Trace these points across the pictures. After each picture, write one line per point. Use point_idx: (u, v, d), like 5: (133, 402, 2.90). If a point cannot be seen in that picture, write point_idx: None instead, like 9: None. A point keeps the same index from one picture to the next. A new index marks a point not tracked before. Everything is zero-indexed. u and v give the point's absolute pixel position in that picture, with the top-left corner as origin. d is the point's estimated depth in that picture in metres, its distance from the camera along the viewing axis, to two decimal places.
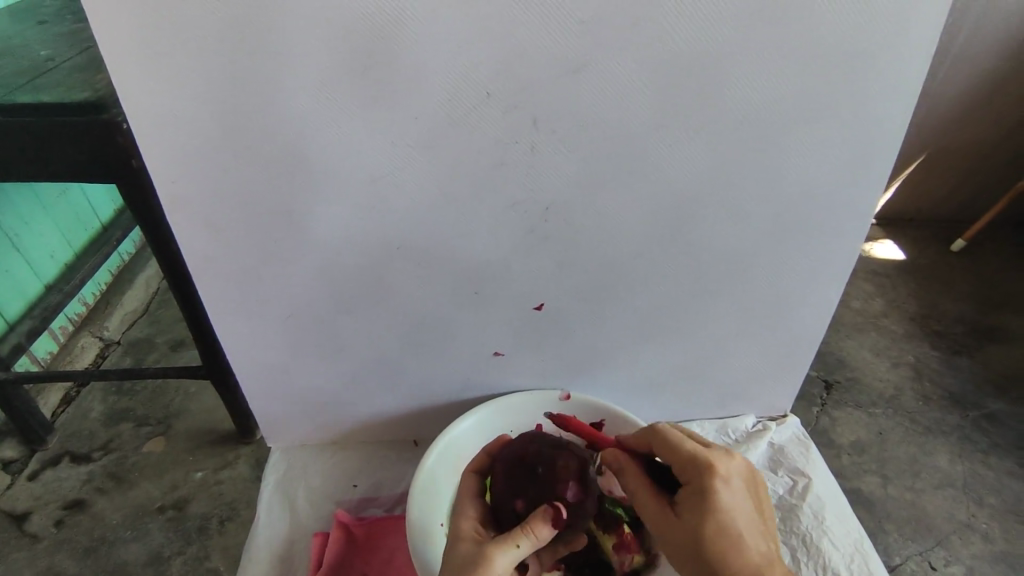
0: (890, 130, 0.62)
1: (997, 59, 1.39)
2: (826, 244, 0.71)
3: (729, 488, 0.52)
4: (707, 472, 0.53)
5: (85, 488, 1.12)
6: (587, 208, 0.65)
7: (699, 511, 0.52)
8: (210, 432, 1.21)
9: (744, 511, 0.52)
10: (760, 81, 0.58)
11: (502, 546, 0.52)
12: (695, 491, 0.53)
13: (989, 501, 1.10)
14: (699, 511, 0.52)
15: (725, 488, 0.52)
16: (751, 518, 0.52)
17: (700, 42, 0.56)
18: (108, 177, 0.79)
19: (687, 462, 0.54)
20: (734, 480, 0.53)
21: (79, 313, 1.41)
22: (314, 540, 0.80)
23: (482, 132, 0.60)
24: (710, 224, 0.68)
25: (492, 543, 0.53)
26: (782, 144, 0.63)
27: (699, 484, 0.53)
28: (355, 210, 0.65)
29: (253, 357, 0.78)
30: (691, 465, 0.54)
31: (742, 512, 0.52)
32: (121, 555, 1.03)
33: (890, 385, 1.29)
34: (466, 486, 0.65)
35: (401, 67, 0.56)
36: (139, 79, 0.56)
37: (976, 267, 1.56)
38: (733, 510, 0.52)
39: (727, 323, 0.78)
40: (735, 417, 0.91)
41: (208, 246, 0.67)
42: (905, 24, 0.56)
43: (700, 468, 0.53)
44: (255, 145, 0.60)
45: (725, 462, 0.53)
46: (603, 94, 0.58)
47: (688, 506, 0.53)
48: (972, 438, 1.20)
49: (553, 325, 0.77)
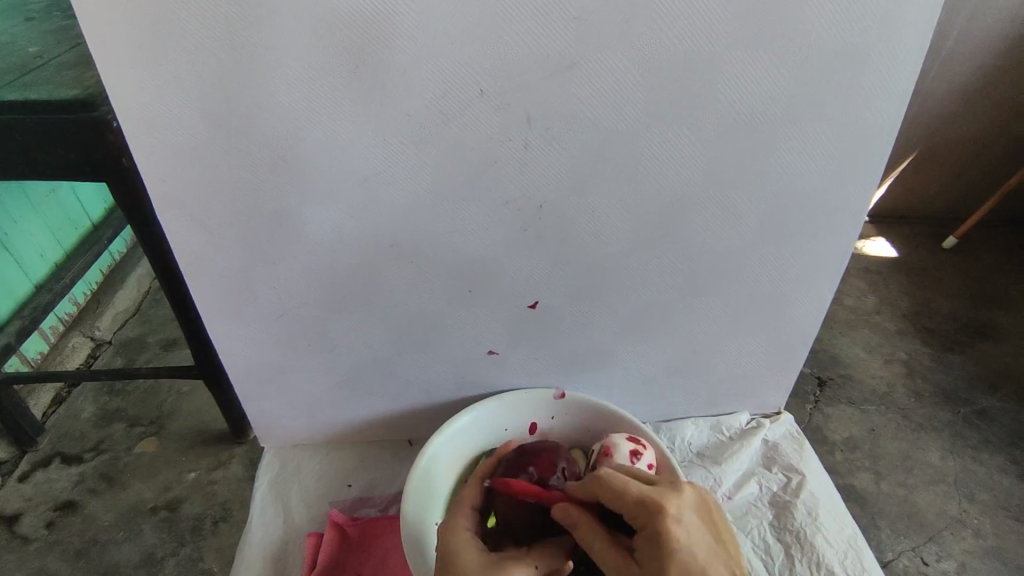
0: (881, 129, 0.63)
1: (987, 58, 1.40)
2: (819, 242, 0.71)
3: (682, 524, 0.50)
4: (659, 513, 0.51)
5: (77, 489, 1.12)
6: (580, 206, 0.65)
7: (657, 560, 0.49)
8: (203, 433, 1.20)
9: (704, 544, 0.50)
10: (753, 78, 0.58)
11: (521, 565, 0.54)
12: (651, 536, 0.51)
13: (980, 497, 1.11)
14: (657, 557, 0.49)
15: (678, 526, 0.50)
16: (711, 551, 0.50)
17: (690, 41, 0.56)
18: (97, 176, 0.78)
19: (636, 506, 0.52)
20: (686, 515, 0.51)
21: (69, 313, 1.40)
22: (308, 541, 0.80)
23: (474, 131, 0.60)
24: (703, 222, 0.68)
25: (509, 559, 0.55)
26: (774, 142, 0.63)
27: (653, 528, 0.51)
28: (347, 209, 0.65)
29: (245, 356, 0.78)
30: (640, 508, 0.52)
31: (702, 547, 0.50)
32: (113, 557, 1.03)
33: (883, 382, 1.29)
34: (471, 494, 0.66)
35: (391, 64, 0.55)
36: (127, 76, 0.56)
37: (967, 264, 1.57)
38: (690, 546, 0.50)
39: (721, 321, 0.78)
40: (728, 415, 0.91)
41: (200, 245, 0.67)
42: (896, 22, 0.56)
43: (651, 510, 0.51)
44: (245, 143, 0.60)
45: (673, 499, 0.52)
46: (595, 91, 0.58)
47: (646, 556, 0.50)
48: (964, 434, 1.21)
49: (547, 324, 0.76)
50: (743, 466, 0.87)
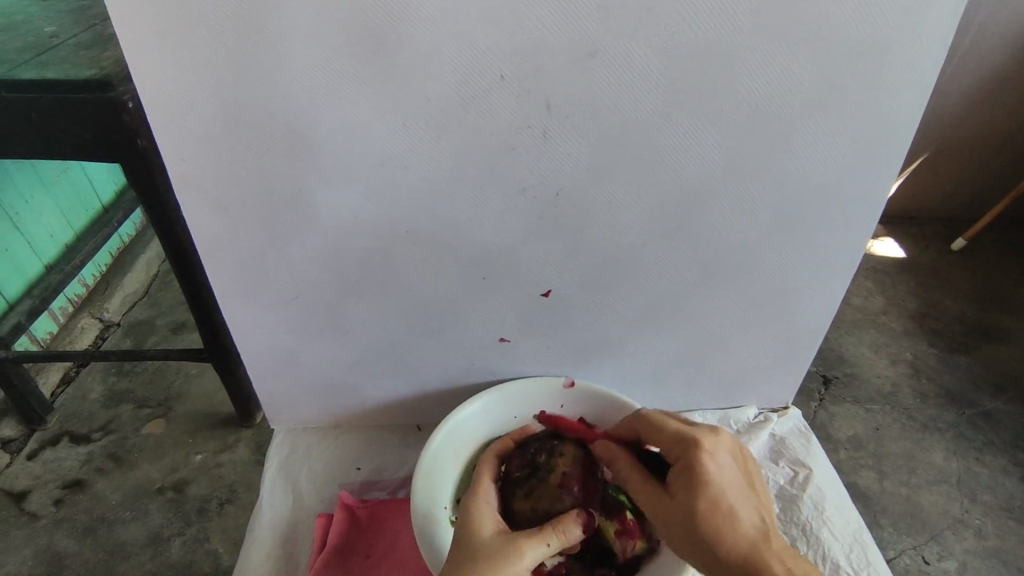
0: (899, 123, 0.62)
1: (1004, 57, 1.39)
2: (832, 238, 0.71)
3: (717, 461, 0.54)
4: (695, 446, 0.55)
5: (84, 468, 1.13)
6: (595, 196, 0.66)
7: (691, 489, 0.54)
8: (210, 416, 1.21)
9: (735, 483, 0.54)
10: (774, 70, 0.58)
11: (532, 543, 0.55)
12: (685, 467, 0.55)
13: (983, 498, 1.12)
14: (689, 486, 0.54)
15: (713, 460, 0.54)
16: (742, 492, 0.54)
17: (713, 31, 0.55)
18: (112, 155, 0.80)
19: (677, 442, 0.58)
20: (721, 454, 0.55)
21: (79, 294, 1.41)
22: (318, 520, 0.81)
23: (495, 116, 0.60)
24: (717, 215, 0.68)
25: (521, 535, 0.56)
26: (793, 136, 0.63)
27: (687, 460, 0.55)
28: (364, 194, 0.65)
29: (258, 339, 0.78)
30: (680, 444, 0.57)
31: (732, 484, 0.54)
32: (119, 535, 1.04)
33: (889, 382, 1.29)
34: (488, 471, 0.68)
35: (412, 50, 0.56)
36: (150, 56, 0.56)
37: (976, 266, 1.56)
38: (723, 481, 0.53)
39: (731, 314, 0.79)
40: (737, 408, 0.91)
41: (216, 226, 0.67)
42: (919, 16, 0.56)
43: (687, 444, 0.56)
44: (263, 125, 0.60)
45: (711, 438, 0.56)
46: (616, 78, 0.58)
47: (680, 484, 0.55)
48: (968, 435, 1.21)
49: (560, 313, 0.77)
50: None
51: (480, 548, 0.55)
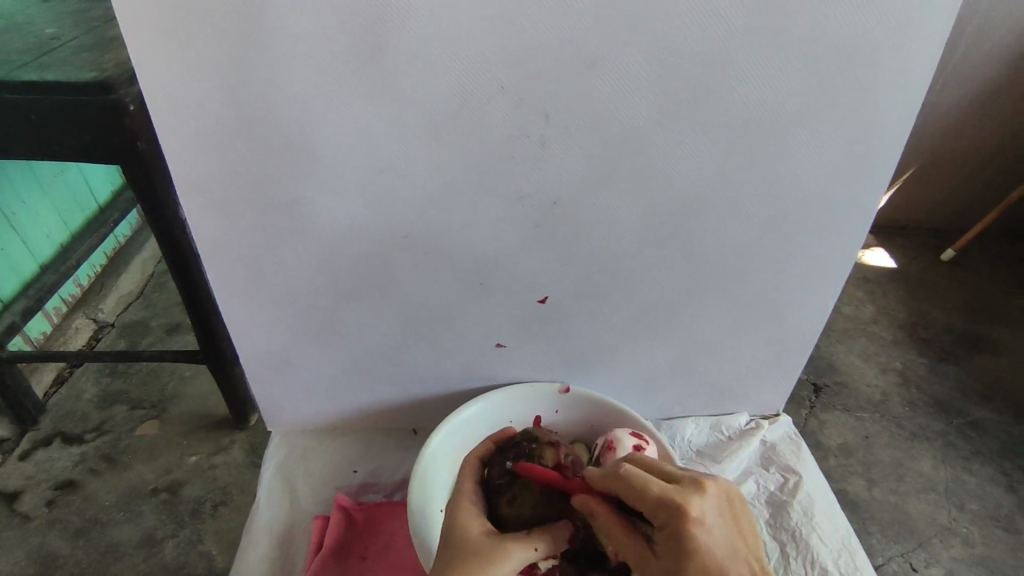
0: (889, 138, 0.64)
1: (992, 71, 1.42)
2: (824, 248, 0.72)
3: (706, 528, 0.50)
4: (683, 517, 0.50)
5: (78, 469, 1.13)
6: (592, 205, 0.67)
7: (682, 560, 0.49)
8: (204, 418, 1.21)
9: (723, 543, 0.50)
10: (767, 85, 0.60)
11: (519, 544, 0.54)
12: (672, 536, 0.50)
13: (970, 506, 1.13)
14: (678, 560, 0.50)
15: (702, 529, 0.50)
16: (731, 551, 0.51)
17: (708, 48, 0.57)
18: (110, 157, 0.81)
19: (658, 505, 0.51)
20: (709, 518, 0.50)
21: (73, 295, 1.41)
22: (315, 522, 0.81)
23: (496, 127, 0.61)
24: (712, 225, 0.69)
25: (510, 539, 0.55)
26: (786, 150, 0.64)
27: (675, 532, 0.50)
28: (365, 200, 0.66)
29: (257, 342, 0.79)
30: (663, 509, 0.51)
31: (723, 545, 0.50)
32: (113, 537, 1.04)
33: (879, 391, 1.31)
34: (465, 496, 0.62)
35: (416, 61, 0.57)
36: (158, 63, 0.57)
37: (965, 277, 1.59)
38: (713, 550, 0.49)
39: (724, 322, 0.80)
40: (728, 415, 0.93)
41: (218, 230, 0.68)
42: (908, 36, 0.58)
43: (673, 513, 0.50)
44: (267, 131, 0.61)
45: (696, 501, 0.51)
46: (613, 91, 0.59)
47: (666, 554, 0.50)
48: (956, 444, 1.23)
49: (556, 320, 0.78)
50: (741, 465, 0.89)
51: (467, 546, 0.55)
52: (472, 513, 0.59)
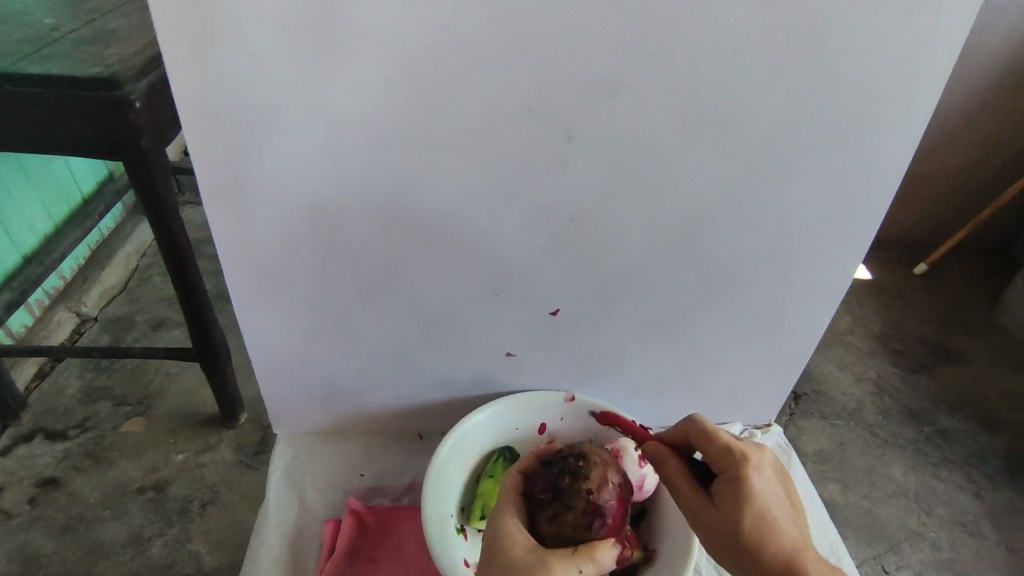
0: (890, 166, 0.67)
1: (966, 95, 1.49)
2: (820, 267, 0.76)
3: (762, 475, 0.57)
4: (743, 460, 0.57)
5: (61, 466, 1.12)
6: (606, 221, 0.69)
7: (739, 499, 0.56)
8: (192, 416, 1.21)
9: (777, 497, 0.56)
10: (780, 114, 0.62)
11: (563, 567, 0.57)
12: (731, 478, 0.57)
13: (938, 512, 1.19)
14: (736, 497, 0.56)
15: (758, 474, 0.57)
16: (785, 509, 0.56)
17: (727, 78, 0.60)
18: (113, 154, 0.81)
19: (723, 452, 0.59)
20: (766, 471, 0.58)
21: (56, 288, 1.38)
22: (327, 526, 0.85)
23: (522, 143, 0.63)
24: (717, 243, 0.72)
25: (553, 558, 0.58)
26: (792, 175, 0.67)
27: (734, 472, 0.57)
28: (384, 211, 0.67)
29: (267, 343, 0.80)
30: (725, 455, 0.59)
31: (776, 497, 0.56)
32: (99, 535, 1.03)
33: (854, 399, 1.37)
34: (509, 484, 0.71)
35: (447, 79, 0.58)
36: (190, 71, 0.58)
37: (937, 291, 1.65)
38: (768, 497, 0.56)
39: (723, 335, 0.83)
40: (723, 425, 0.96)
41: (238, 235, 0.69)
42: (915, 74, 0.61)
43: (734, 456, 0.58)
44: (295, 141, 0.62)
45: (757, 454, 0.59)
46: (635, 115, 0.61)
47: (725, 494, 0.57)
48: (926, 452, 1.28)
49: (564, 329, 0.81)
50: None
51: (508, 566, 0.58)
52: (513, 525, 0.64)
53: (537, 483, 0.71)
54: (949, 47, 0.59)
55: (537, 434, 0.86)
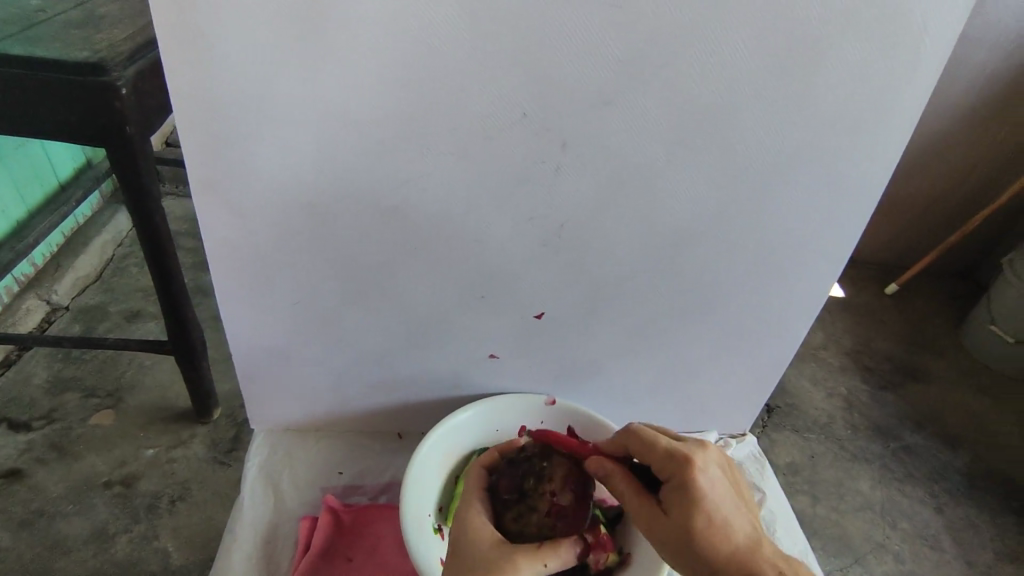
0: (868, 187, 0.69)
1: (941, 124, 1.54)
2: (798, 282, 0.78)
3: (708, 476, 0.56)
4: (686, 465, 0.57)
5: (24, 457, 1.09)
6: (594, 228, 0.70)
7: (685, 505, 0.55)
8: (164, 410, 1.18)
9: (724, 495, 0.56)
10: (766, 132, 0.64)
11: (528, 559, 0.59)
12: (676, 484, 0.57)
13: (902, 525, 1.22)
14: (684, 504, 0.55)
15: (703, 476, 0.56)
16: (732, 502, 0.56)
17: (717, 96, 0.61)
18: (97, 141, 0.80)
19: (666, 458, 0.58)
20: (711, 469, 0.57)
21: (27, 275, 1.35)
22: (302, 524, 0.84)
23: (515, 149, 0.64)
24: (702, 256, 0.74)
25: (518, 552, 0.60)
26: (775, 192, 0.69)
27: (679, 479, 0.56)
28: (375, 209, 0.67)
29: (250, 338, 0.80)
30: (670, 461, 0.58)
31: (723, 494, 0.56)
32: (62, 530, 1.01)
33: (825, 413, 1.40)
34: (472, 483, 0.72)
35: (445, 83, 0.59)
36: (185, 62, 0.57)
37: (906, 311, 1.70)
38: (715, 496, 0.56)
39: (703, 345, 0.85)
40: (700, 433, 0.98)
41: (226, 228, 0.69)
42: (896, 99, 0.63)
43: (678, 461, 0.57)
44: (288, 136, 0.62)
45: (700, 455, 0.58)
46: (626, 127, 0.63)
47: (672, 501, 0.57)
48: (892, 467, 1.32)
49: (547, 333, 0.81)
50: None
51: (476, 561, 0.59)
52: (482, 524, 0.64)
53: (501, 480, 0.72)
54: (933, 64, 0.61)
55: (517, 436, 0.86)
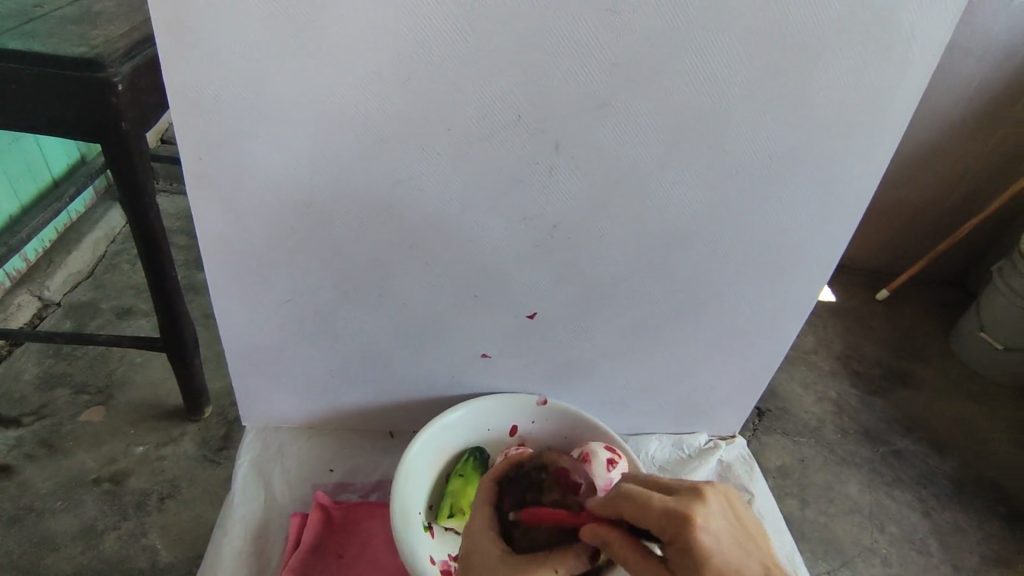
0: (858, 192, 0.70)
1: (932, 132, 1.55)
2: (787, 286, 0.79)
3: (710, 532, 0.52)
4: (686, 528, 0.52)
5: (13, 453, 1.08)
6: (587, 230, 0.71)
7: (691, 567, 0.51)
8: (155, 407, 1.18)
9: (731, 545, 0.52)
10: (757, 136, 0.65)
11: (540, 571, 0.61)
12: (679, 548, 0.52)
13: (890, 529, 1.23)
14: (691, 567, 0.51)
15: (706, 534, 0.52)
16: (739, 549, 0.52)
17: (710, 100, 0.62)
18: (93, 136, 0.80)
19: (663, 520, 0.54)
20: (713, 522, 0.53)
21: (18, 270, 1.34)
22: (293, 520, 0.84)
23: (510, 150, 0.64)
24: (694, 259, 0.75)
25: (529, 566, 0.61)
26: (766, 196, 0.70)
27: (681, 542, 0.52)
28: (370, 208, 0.68)
29: (243, 335, 0.80)
30: (668, 523, 0.53)
31: (730, 546, 0.52)
32: (50, 526, 1.00)
33: (814, 417, 1.41)
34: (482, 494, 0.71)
35: (441, 83, 0.59)
36: (182, 58, 0.57)
37: (896, 317, 1.71)
38: (722, 550, 0.52)
39: (694, 347, 0.86)
40: (691, 434, 0.99)
41: (221, 224, 0.69)
42: (885, 105, 0.64)
43: (677, 523, 0.53)
44: (285, 134, 0.62)
45: (699, 509, 0.53)
46: (620, 130, 0.64)
47: (678, 563, 0.53)
48: (880, 471, 1.33)
49: (540, 333, 0.82)
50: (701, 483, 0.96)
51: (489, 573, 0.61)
52: (488, 551, 0.64)
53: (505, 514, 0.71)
54: (921, 73, 0.62)
55: (509, 435, 0.87)
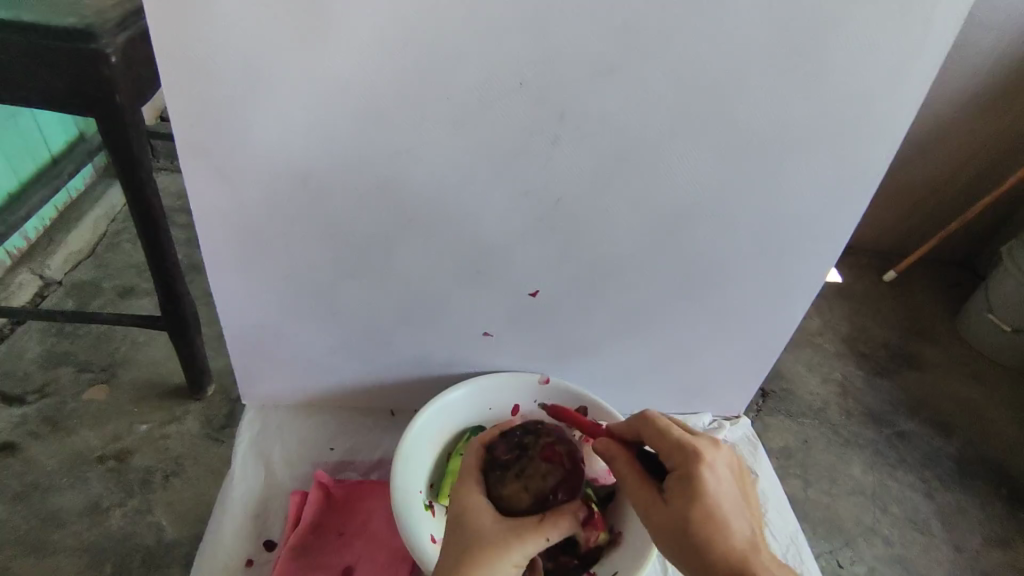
0: (870, 165, 0.68)
1: (945, 110, 1.52)
2: (795, 263, 0.77)
3: (715, 473, 0.54)
4: (695, 457, 0.55)
5: (18, 431, 1.08)
6: (591, 205, 0.69)
7: (686, 495, 0.54)
8: (157, 386, 1.18)
9: (729, 495, 0.54)
10: (767, 106, 0.63)
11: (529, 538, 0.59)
12: (683, 474, 0.55)
13: (893, 510, 1.23)
14: (687, 495, 0.53)
15: (711, 472, 0.54)
16: (736, 503, 0.54)
17: (718, 69, 0.60)
18: (86, 109, 0.78)
19: (677, 448, 0.56)
20: (720, 467, 0.55)
21: (19, 248, 1.33)
22: (293, 498, 0.84)
23: (511, 121, 0.62)
24: (700, 235, 0.73)
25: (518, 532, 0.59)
26: (777, 171, 0.68)
27: (686, 469, 0.54)
28: (369, 180, 0.66)
29: (242, 312, 0.79)
30: (679, 451, 0.56)
31: (729, 495, 0.54)
32: (56, 503, 1.01)
33: (819, 399, 1.40)
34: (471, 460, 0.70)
35: (440, 51, 0.57)
36: (171, 23, 0.55)
37: (904, 298, 1.69)
38: (719, 493, 0.53)
39: (701, 326, 0.84)
40: (694, 414, 0.99)
41: (216, 199, 0.68)
42: (900, 74, 0.62)
43: (688, 454, 0.55)
44: (279, 103, 0.60)
45: (712, 450, 0.56)
46: (625, 99, 0.61)
47: (674, 490, 0.55)
48: (884, 452, 1.32)
49: (542, 311, 0.81)
50: None
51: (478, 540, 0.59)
52: (481, 508, 0.63)
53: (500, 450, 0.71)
54: (939, 46, 0.60)
55: (510, 415, 0.86)
